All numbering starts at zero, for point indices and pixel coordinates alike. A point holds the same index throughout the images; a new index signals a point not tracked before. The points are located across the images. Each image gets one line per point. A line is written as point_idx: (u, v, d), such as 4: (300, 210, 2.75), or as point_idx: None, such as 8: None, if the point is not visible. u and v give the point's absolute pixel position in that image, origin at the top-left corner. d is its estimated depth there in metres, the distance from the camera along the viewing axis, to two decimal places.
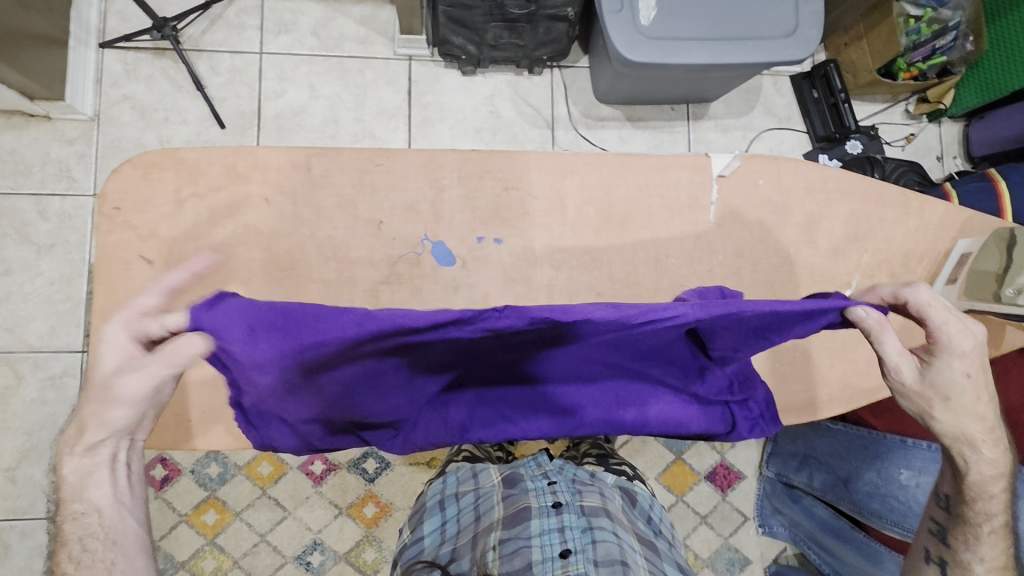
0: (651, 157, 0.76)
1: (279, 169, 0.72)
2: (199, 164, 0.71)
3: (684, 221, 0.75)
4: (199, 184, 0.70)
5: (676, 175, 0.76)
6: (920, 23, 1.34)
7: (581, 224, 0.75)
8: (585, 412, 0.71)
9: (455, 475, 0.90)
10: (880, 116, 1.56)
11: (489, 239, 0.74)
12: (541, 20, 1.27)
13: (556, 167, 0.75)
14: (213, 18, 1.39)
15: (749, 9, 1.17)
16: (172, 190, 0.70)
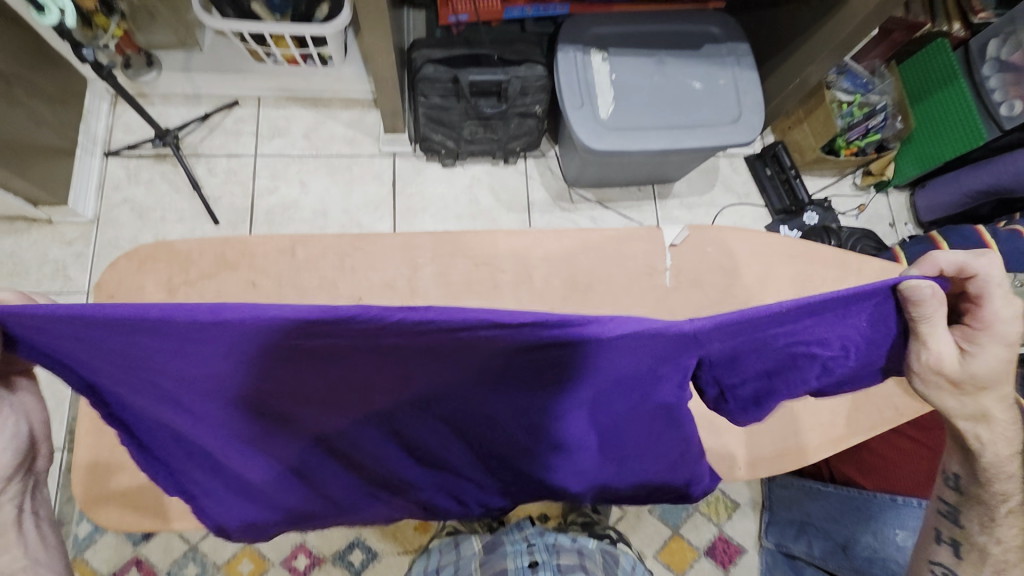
0: (608, 231, 0.82)
1: (266, 255, 0.78)
2: (191, 254, 0.76)
3: (643, 287, 0.81)
4: (191, 271, 0.76)
5: (633, 246, 0.82)
6: (852, 106, 1.51)
7: (547, 294, 0.80)
8: (565, 463, 0.70)
9: (436, 555, 0.89)
10: (830, 188, 1.68)
11: None
12: (512, 117, 1.41)
13: (522, 244, 0.81)
14: (211, 127, 1.52)
15: (696, 102, 1.32)
16: (164, 279, 0.75)
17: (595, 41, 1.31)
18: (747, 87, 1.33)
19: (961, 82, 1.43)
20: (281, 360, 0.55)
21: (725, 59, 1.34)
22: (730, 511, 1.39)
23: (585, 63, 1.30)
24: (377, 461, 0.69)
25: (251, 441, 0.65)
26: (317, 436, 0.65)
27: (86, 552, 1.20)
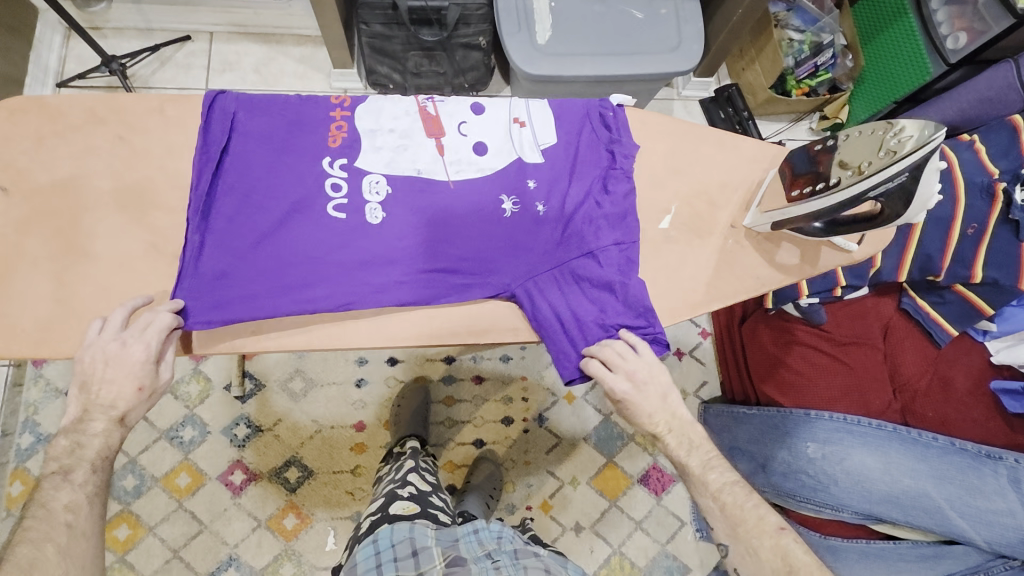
0: (460, 108, 0.72)
1: (135, 113, 0.67)
2: (62, 108, 0.66)
3: (497, 163, 0.69)
4: (58, 123, 0.65)
5: (490, 122, 0.71)
6: (802, 43, 1.53)
7: (399, 165, 0.68)
8: (380, 249, 0.65)
9: (389, 537, 0.90)
10: (785, 131, 1.68)
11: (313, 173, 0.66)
12: (456, 48, 1.41)
13: (382, 112, 0.71)
14: (163, 60, 1.53)
15: (635, 31, 1.32)
16: (32, 132, 0.64)
17: None
18: (688, 16, 1.33)
19: (910, 17, 1.40)
20: (341, 232, 0.64)
21: None
22: None
23: None
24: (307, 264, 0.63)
25: (254, 247, 0.63)
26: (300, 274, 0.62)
27: (28, 461, 1.23)
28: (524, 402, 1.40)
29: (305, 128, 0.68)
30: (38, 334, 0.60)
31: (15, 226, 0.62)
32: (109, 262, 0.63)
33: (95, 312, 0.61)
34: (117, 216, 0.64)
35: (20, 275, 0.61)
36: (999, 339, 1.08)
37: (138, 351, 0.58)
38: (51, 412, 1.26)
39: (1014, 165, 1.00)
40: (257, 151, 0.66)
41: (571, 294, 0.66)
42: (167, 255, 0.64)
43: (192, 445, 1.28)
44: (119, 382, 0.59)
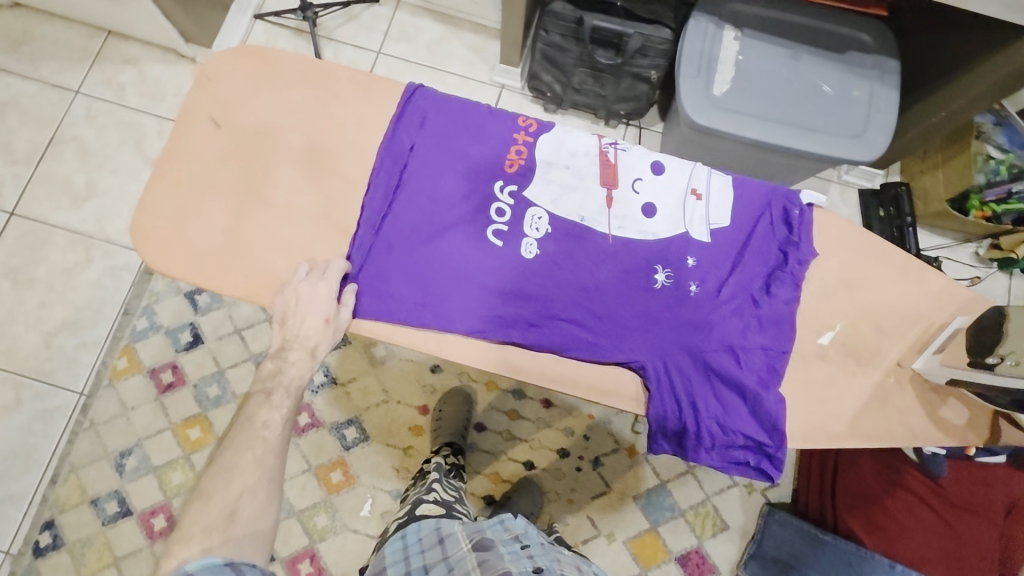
0: (641, 162, 0.71)
1: (343, 82, 0.71)
2: (279, 59, 0.71)
3: (664, 230, 0.69)
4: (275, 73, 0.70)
5: (671, 185, 0.70)
6: (1000, 163, 1.39)
7: (563, 208, 0.69)
8: (521, 286, 0.67)
9: (416, 533, 0.91)
10: (945, 250, 1.56)
11: (489, 189, 0.69)
12: (625, 76, 1.39)
13: (567, 144, 0.71)
14: (350, 17, 1.61)
15: (818, 107, 1.26)
16: (250, 73, 0.70)
17: (730, 17, 1.28)
18: (882, 105, 1.25)
19: None
20: (492, 261, 0.67)
21: (867, 70, 1.26)
22: (715, 529, 1.34)
23: (714, 36, 1.26)
24: (457, 281, 0.67)
25: (412, 249, 0.67)
26: (449, 289, 0.66)
27: (138, 342, 1.35)
28: (585, 439, 1.38)
29: (486, 142, 0.70)
30: (212, 263, 0.66)
31: (215, 159, 0.68)
32: (284, 215, 0.68)
33: (260, 259, 0.66)
34: (302, 173, 0.68)
35: (209, 205, 0.67)
36: None
37: (325, 288, 0.64)
38: (167, 306, 1.37)
39: None
40: (434, 155, 0.69)
41: (700, 384, 0.65)
42: (335, 227, 0.68)
43: None
44: (309, 316, 0.64)
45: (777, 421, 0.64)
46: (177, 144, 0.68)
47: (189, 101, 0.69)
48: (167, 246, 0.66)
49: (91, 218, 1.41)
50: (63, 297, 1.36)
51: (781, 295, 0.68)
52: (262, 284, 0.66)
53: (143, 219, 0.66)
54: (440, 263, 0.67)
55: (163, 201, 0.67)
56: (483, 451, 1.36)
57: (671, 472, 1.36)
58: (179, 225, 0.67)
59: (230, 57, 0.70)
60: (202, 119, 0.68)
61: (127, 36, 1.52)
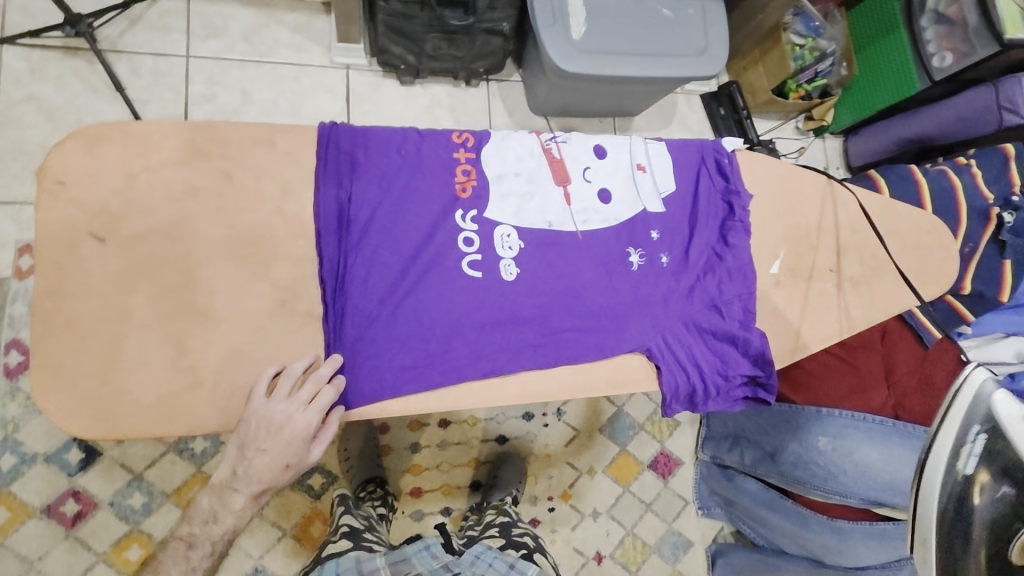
0: (582, 150, 0.77)
1: (242, 146, 0.66)
2: (152, 138, 0.64)
3: (627, 210, 0.76)
4: (153, 157, 0.63)
5: (613, 166, 0.78)
6: (804, 50, 1.58)
7: (528, 217, 0.72)
8: (513, 308, 0.69)
9: (333, 569, 0.87)
10: (775, 131, 1.78)
11: (454, 220, 0.70)
12: (478, 33, 1.33)
13: (517, 149, 0.75)
14: (132, 19, 1.32)
15: (663, 29, 1.32)
16: (122, 163, 0.62)
17: None
18: (714, 19, 1.35)
19: (903, 33, 1.53)
20: (482, 295, 0.69)
21: None
22: (671, 429, 1.50)
23: None
24: (454, 324, 0.67)
25: (397, 305, 0.66)
26: (450, 335, 0.67)
27: (13, 484, 1.09)
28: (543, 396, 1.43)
29: (430, 173, 0.71)
30: (161, 408, 0.60)
31: (115, 280, 0.61)
32: (231, 321, 0.63)
33: (219, 382, 0.61)
34: (232, 265, 0.64)
35: (132, 341, 0.60)
36: (971, 339, 1.28)
37: (302, 426, 0.60)
38: (35, 430, 1.11)
39: (1004, 191, 1.20)
40: (379, 201, 0.68)
41: (697, 343, 0.74)
42: (301, 313, 0.65)
43: (205, 456, 1.18)
44: (272, 454, 0.60)
45: (765, 353, 0.73)
46: (59, 281, 0.60)
47: (56, 218, 0.61)
48: (96, 407, 0.59)
49: None
50: None
51: (738, 243, 0.79)
52: (233, 409, 0.61)
53: (47, 386, 0.58)
54: (432, 311, 0.67)
55: (67, 355, 0.59)
56: (455, 444, 1.36)
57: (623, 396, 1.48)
58: (103, 378, 0.59)
59: (82, 149, 0.62)
60: (79, 237, 0.60)
61: None
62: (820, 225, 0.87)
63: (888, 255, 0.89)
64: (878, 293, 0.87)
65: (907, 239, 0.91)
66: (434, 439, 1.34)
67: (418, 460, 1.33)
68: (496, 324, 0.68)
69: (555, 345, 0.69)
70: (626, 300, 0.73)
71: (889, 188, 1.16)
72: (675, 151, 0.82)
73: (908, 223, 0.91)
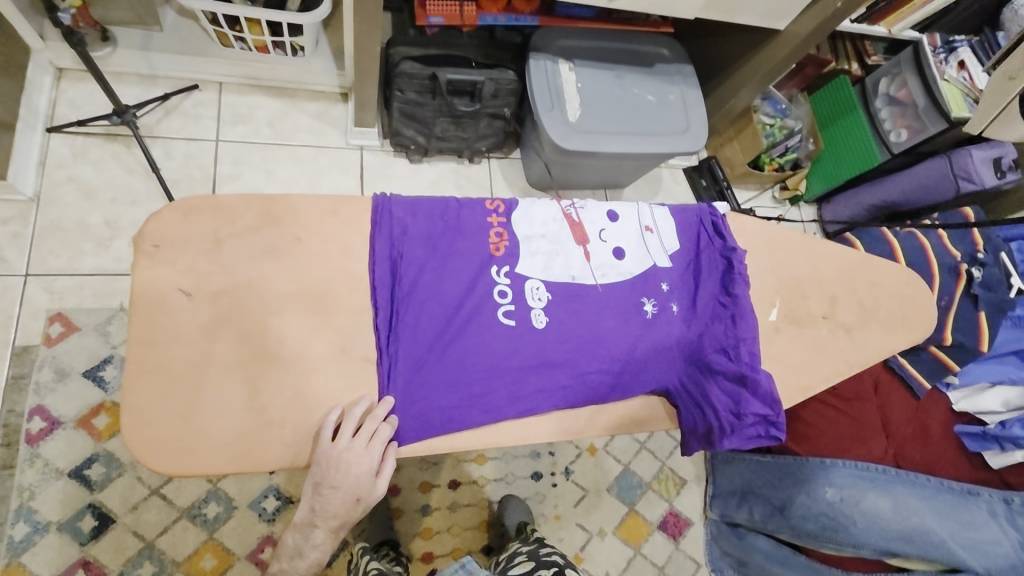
0: (598, 214, 0.87)
1: (311, 214, 0.75)
2: (236, 208, 0.72)
3: (639, 265, 0.85)
4: (237, 224, 0.71)
5: (626, 227, 0.87)
6: (773, 128, 1.78)
7: (553, 272, 0.81)
8: (545, 354, 0.76)
9: None
10: (754, 200, 1.91)
11: (491, 275, 0.78)
12: (482, 117, 1.48)
13: (545, 213, 0.85)
14: (169, 109, 1.45)
15: (650, 112, 1.48)
16: (209, 230, 0.70)
17: (561, 52, 1.44)
18: (694, 102, 1.51)
19: (860, 114, 1.72)
20: (516, 342, 0.76)
21: (674, 77, 1.52)
22: (677, 487, 1.50)
23: (553, 70, 1.42)
24: (494, 368, 0.74)
25: (442, 352, 0.73)
26: (491, 378, 0.74)
27: (24, 555, 1.08)
28: (552, 456, 1.45)
29: (467, 235, 0.80)
30: (236, 446, 0.65)
31: (201, 331, 0.67)
32: (304, 367, 0.69)
33: (288, 424, 0.67)
34: (302, 316, 0.71)
35: (213, 386, 0.66)
36: (959, 390, 1.33)
37: (368, 461, 0.65)
38: (49, 497, 1.12)
39: (969, 249, 1.31)
40: (424, 259, 0.76)
41: (711, 384, 0.82)
42: (358, 358, 0.71)
43: (217, 522, 1.18)
44: (343, 490, 0.65)
45: (773, 394, 0.78)
46: (152, 330, 0.66)
47: (149, 278, 0.67)
48: (175, 447, 0.64)
49: None
50: None
51: (740, 293, 0.85)
52: (304, 446, 0.67)
53: (135, 428, 0.63)
54: (474, 357, 0.74)
55: (154, 401, 0.64)
56: (465, 506, 1.37)
57: (628, 454, 1.50)
58: (186, 419, 0.64)
59: (177, 217, 0.69)
60: (168, 291, 0.67)
61: None
62: (814, 278, 0.96)
63: (875, 304, 0.98)
64: (869, 338, 0.95)
65: (895, 290, 1.00)
66: (445, 501, 1.35)
67: (430, 523, 1.33)
68: (531, 369, 0.76)
69: (584, 386, 0.77)
70: (644, 346, 0.80)
71: (862, 245, 1.26)
72: (679, 212, 0.92)
73: (892, 275, 1.01)
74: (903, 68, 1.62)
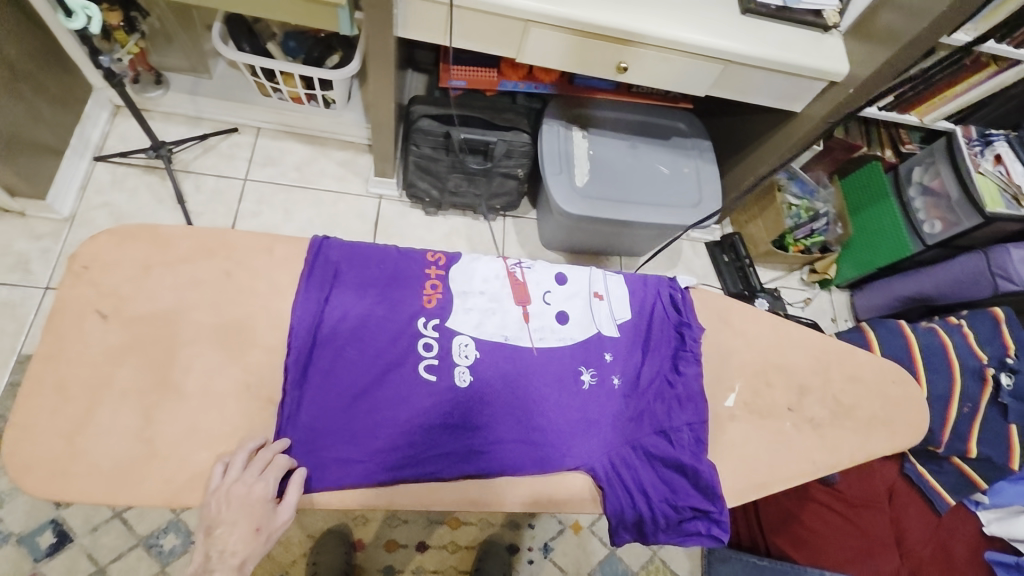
0: (547, 275, 0.87)
1: (246, 250, 0.78)
2: (174, 238, 0.76)
3: (585, 331, 0.84)
4: (170, 253, 0.75)
5: (574, 292, 0.87)
6: (799, 209, 1.71)
7: (487, 331, 0.80)
8: (462, 415, 0.76)
9: None
10: (779, 280, 1.84)
11: (422, 327, 0.79)
12: (495, 175, 1.52)
13: (488, 270, 0.86)
14: (206, 147, 1.57)
15: (662, 184, 1.48)
16: (141, 258, 0.74)
17: (575, 120, 1.47)
18: (708, 178, 1.50)
19: (892, 202, 1.65)
20: (432, 400, 0.75)
21: (690, 151, 1.52)
22: None
23: (566, 136, 1.45)
24: (404, 424, 0.74)
25: (355, 400, 0.74)
26: (402, 434, 0.73)
27: None
28: (531, 528, 1.36)
29: (402, 284, 0.81)
30: (114, 474, 0.65)
31: (106, 353, 0.70)
32: (196, 400, 0.70)
33: (171, 455, 0.67)
34: (213, 349, 0.73)
35: (105, 410, 0.67)
36: (991, 510, 1.21)
37: (261, 488, 0.65)
38: (17, 508, 1.13)
39: (999, 353, 1.19)
40: (352, 303, 0.77)
41: (642, 466, 0.78)
42: (261, 399, 0.72)
43: (173, 555, 1.16)
44: (239, 524, 0.64)
45: (716, 487, 0.77)
46: (61, 348, 0.69)
47: (73, 296, 0.71)
48: (54, 467, 0.65)
49: None
50: None
51: (688, 372, 0.84)
52: (183, 486, 0.66)
53: (19, 444, 0.65)
54: (386, 410, 0.74)
55: (43, 417, 0.66)
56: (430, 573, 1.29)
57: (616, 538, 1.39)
58: (70, 439, 0.66)
59: (111, 243, 0.74)
60: (86, 312, 0.70)
61: None
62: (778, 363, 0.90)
63: (853, 401, 0.90)
64: (839, 439, 0.88)
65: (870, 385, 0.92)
66: (410, 565, 1.28)
67: None
68: (444, 429, 0.75)
69: (501, 455, 0.75)
70: (572, 418, 0.78)
71: (880, 346, 1.12)
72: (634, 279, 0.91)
73: (874, 370, 0.93)
74: (936, 157, 1.57)
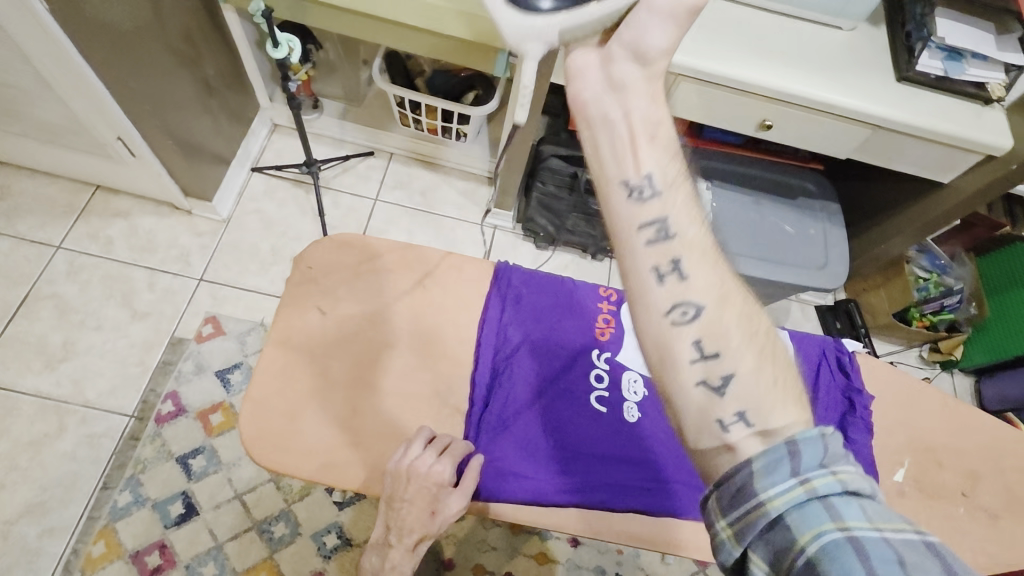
0: None
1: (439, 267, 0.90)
2: (380, 250, 0.90)
3: None
4: (377, 262, 0.89)
5: None
6: (928, 282, 1.63)
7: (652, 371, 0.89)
8: (624, 449, 0.83)
9: None
10: (897, 354, 1.75)
11: (597, 360, 0.89)
12: None
13: None
14: (346, 168, 1.71)
15: (787, 243, 1.45)
16: (354, 264, 0.89)
17: (702, 171, 1.48)
18: (834, 242, 1.46)
19: None
20: (602, 429, 0.85)
21: (818, 212, 1.49)
22: None
23: None
24: (573, 447, 0.82)
25: (531, 417, 0.83)
26: (573, 456, 0.82)
27: (119, 522, 1.20)
28: None
29: (576, 318, 0.91)
30: (319, 456, 0.77)
31: (323, 347, 0.83)
32: (395, 398, 0.82)
33: (369, 446, 0.78)
34: (410, 352, 0.85)
35: (318, 396, 0.80)
36: None
37: (439, 473, 0.73)
38: (156, 475, 1.24)
39: None
40: (532, 330, 0.89)
41: None
42: (451, 406, 0.83)
43: (281, 543, 1.22)
44: (416, 504, 0.73)
45: None
46: (288, 337, 0.83)
47: (299, 295, 0.86)
48: (275, 442, 0.77)
49: (67, 381, 1.31)
50: (28, 476, 1.21)
51: (858, 438, 0.88)
52: (375, 476, 0.76)
53: (249, 419, 0.78)
54: (561, 431, 0.83)
55: (270, 395, 0.80)
56: None
57: None
58: (291, 420, 0.79)
59: (332, 249, 0.89)
60: (310, 308, 0.85)
61: (117, 190, 1.51)
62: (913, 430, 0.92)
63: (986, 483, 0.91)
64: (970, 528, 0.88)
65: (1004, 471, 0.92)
66: None
67: None
68: (607, 459, 0.82)
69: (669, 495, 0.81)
70: None
71: None
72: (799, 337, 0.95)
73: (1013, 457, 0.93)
74: None
